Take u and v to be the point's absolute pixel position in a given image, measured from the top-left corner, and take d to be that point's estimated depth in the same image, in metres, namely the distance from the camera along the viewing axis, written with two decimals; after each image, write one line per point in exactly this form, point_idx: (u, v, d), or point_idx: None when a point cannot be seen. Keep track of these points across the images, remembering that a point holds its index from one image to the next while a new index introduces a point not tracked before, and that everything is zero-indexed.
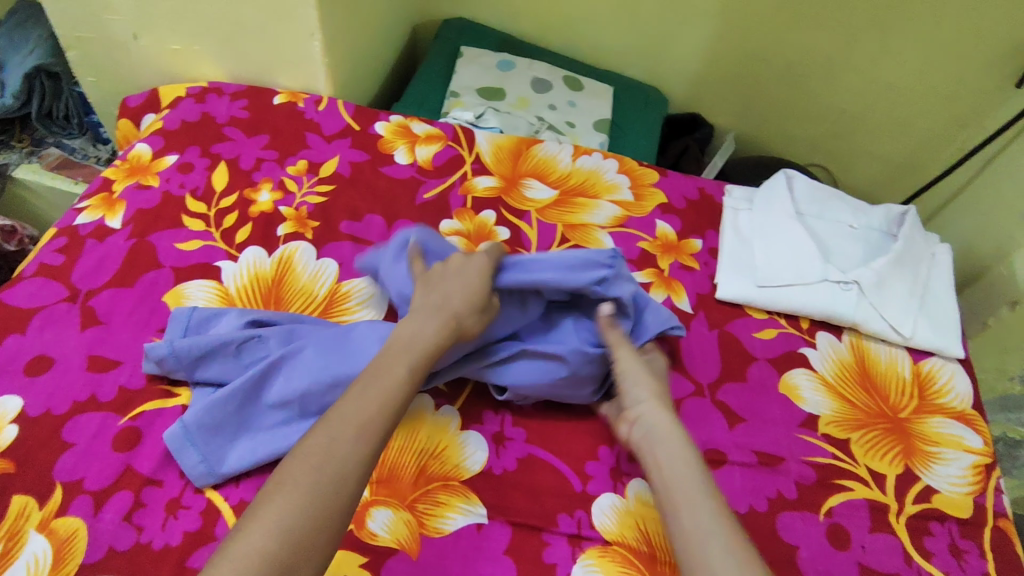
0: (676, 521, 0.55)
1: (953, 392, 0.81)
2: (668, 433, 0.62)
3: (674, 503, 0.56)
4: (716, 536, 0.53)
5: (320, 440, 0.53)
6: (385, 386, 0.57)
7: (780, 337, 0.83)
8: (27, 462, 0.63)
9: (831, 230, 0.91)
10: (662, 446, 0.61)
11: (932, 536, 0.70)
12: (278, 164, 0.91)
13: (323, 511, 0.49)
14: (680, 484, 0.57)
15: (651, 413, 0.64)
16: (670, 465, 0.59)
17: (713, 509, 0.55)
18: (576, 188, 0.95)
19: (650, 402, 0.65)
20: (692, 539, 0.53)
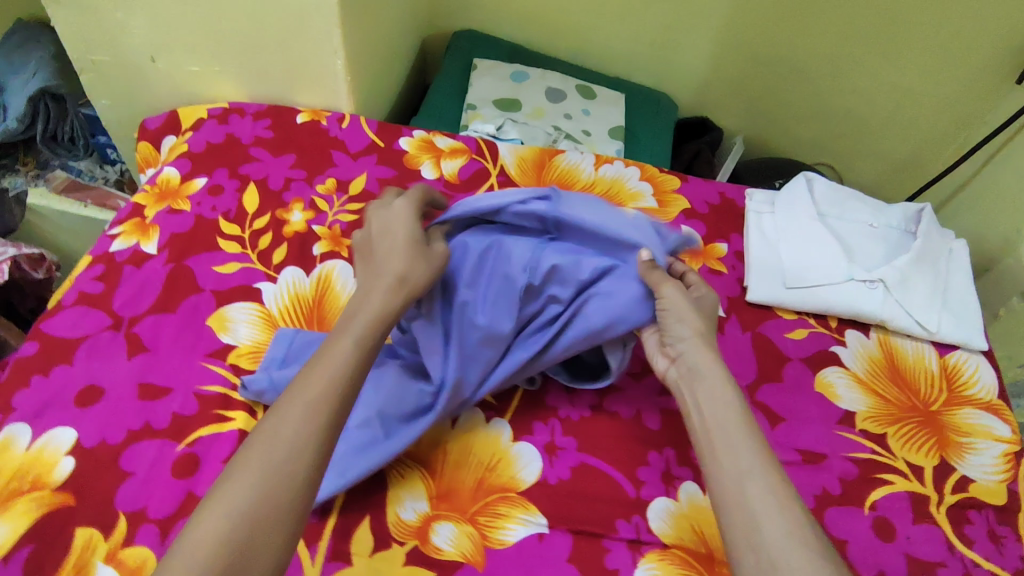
0: (715, 475, 0.53)
1: (979, 384, 0.84)
2: (710, 372, 0.60)
3: (711, 445, 0.55)
4: (759, 481, 0.51)
5: (287, 415, 0.50)
6: (340, 357, 0.55)
7: (811, 336, 0.85)
8: (87, 493, 0.63)
9: (852, 229, 0.93)
10: (707, 388, 0.59)
11: (972, 525, 0.72)
12: (307, 183, 0.91)
13: (284, 484, 0.47)
14: (716, 431, 0.55)
15: (694, 352, 0.62)
16: (711, 407, 0.58)
17: (757, 453, 0.53)
18: (602, 197, 0.96)
19: (692, 343, 0.63)
20: (730, 490, 0.52)
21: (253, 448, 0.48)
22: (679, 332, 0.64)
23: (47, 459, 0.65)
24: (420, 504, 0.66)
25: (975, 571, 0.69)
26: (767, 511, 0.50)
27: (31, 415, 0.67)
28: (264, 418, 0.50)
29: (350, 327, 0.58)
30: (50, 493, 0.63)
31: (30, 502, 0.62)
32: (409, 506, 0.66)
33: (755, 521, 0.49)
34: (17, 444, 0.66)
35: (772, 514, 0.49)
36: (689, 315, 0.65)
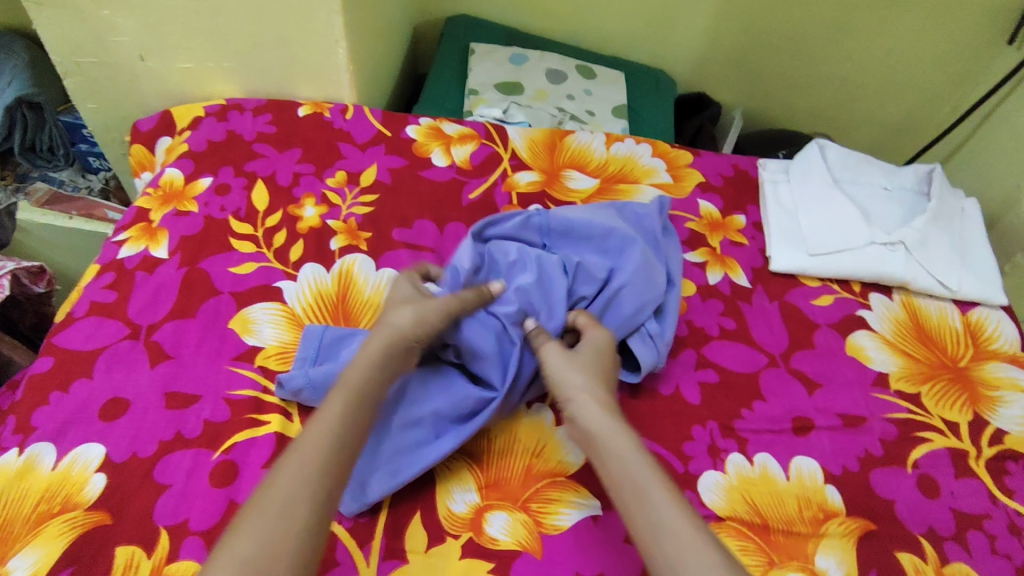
0: (641, 536, 0.48)
1: (1002, 338, 0.85)
2: (606, 425, 0.55)
3: (630, 481, 0.51)
4: (690, 543, 0.46)
5: (288, 467, 0.46)
6: (345, 407, 0.51)
7: (837, 302, 0.86)
8: (123, 510, 0.60)
9: (867, 194, 0.94)
10: (601, 447, 0.53)
11: (1011, 476, 0.73)
12: (317, 177, 0.89)
13: (283, 532, 0.43)
14: (633, 484, 0.50)
15: (582, 408, 0.56)
16: (617, 466, 0.52)
17: (677, 506, 0.48)
18: (616, 175, 0.95)
19: (580, 398, 0.57)
20: (667, 552, 0.47)
21: (246, 515, 0.43)
22: (568, 385, 0.59)
23: (77, 478, 0.62)
24: (471, 496, 0.65)
25: (1019, 520, 0.70)
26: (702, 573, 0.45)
27: (54, 432, 0.64)
28: (266, 476, 0.46)
29: (347, 378, 0.54)
30: (83, 512, 0.60)
31: (63, 524, 0.59)
32: (459, 498, 0.64)
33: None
34: (42, 464, 0.62)
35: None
36: (575, 368, 0.60)
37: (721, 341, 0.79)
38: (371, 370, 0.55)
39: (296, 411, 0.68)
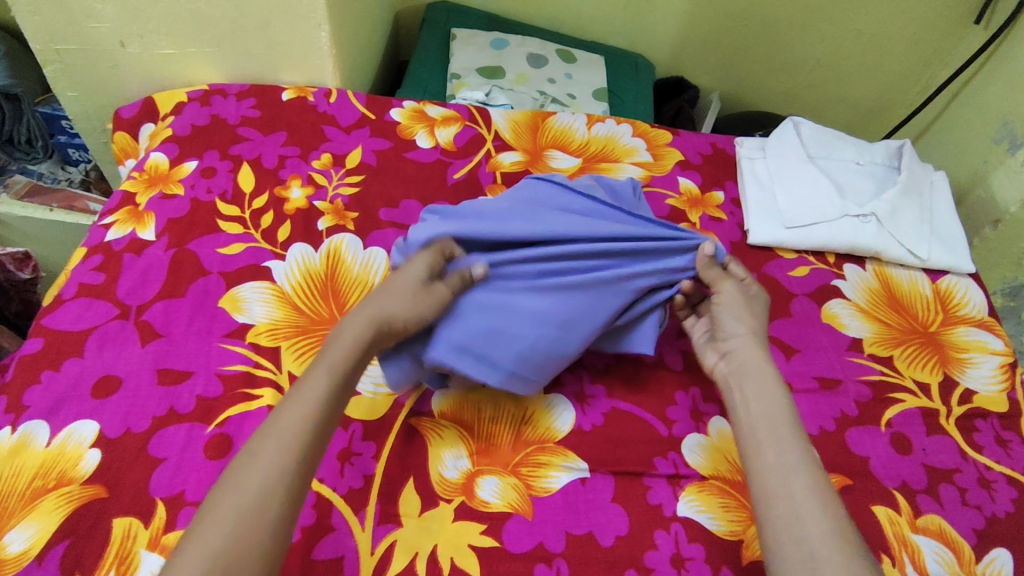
0: (760, 459, 0.58)
1: (971, 304, 0.89)
2: (761, 367, 0.65)
3: (756, 436, 0.60)
4: (799, 474, 0.56)
5: (261, 449, 0.50)
6: (312, 395, 0.54)
7: (813, 273, 0.88)
8: (119, 483, 0.61)
9: (840, 169, 0.97)
10: (753, 383, 0.64)
11: (980, 432, 0.77)
12: (302, 159, 0.90)
13: (246, 524, 0.46)
14: (769, 428, 0.60)
15: (743, 350, 0.67)
16: (761, 403, 0.62)
17: (804, 452, 0.58)
18: (597, 154, 0.97)
19: (745, 341, 0.68)
20: (770, 481, 0.56)
21: (219, 495, 0.48)
22: (733, 326, 0.70)
23: (71, 454, 0.62)
24: (462, 462, 0.66)
25: (987, 473, 0.74)
26: (810, 505, 0.53)
27: (47, 410, 0.65)
28: (242, 453, 0.51)
29: (322, 360, 0.56)
30: (78, 486, 0.60)
31: (59, 499, 0.59)
32: (451, 464, 0.66)
33: (795, 510, 0.53)
34: (37, 441, 0.63)
35: (815, 508, 0.53)
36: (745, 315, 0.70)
37: None
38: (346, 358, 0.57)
39: (287, 384, 0.69)
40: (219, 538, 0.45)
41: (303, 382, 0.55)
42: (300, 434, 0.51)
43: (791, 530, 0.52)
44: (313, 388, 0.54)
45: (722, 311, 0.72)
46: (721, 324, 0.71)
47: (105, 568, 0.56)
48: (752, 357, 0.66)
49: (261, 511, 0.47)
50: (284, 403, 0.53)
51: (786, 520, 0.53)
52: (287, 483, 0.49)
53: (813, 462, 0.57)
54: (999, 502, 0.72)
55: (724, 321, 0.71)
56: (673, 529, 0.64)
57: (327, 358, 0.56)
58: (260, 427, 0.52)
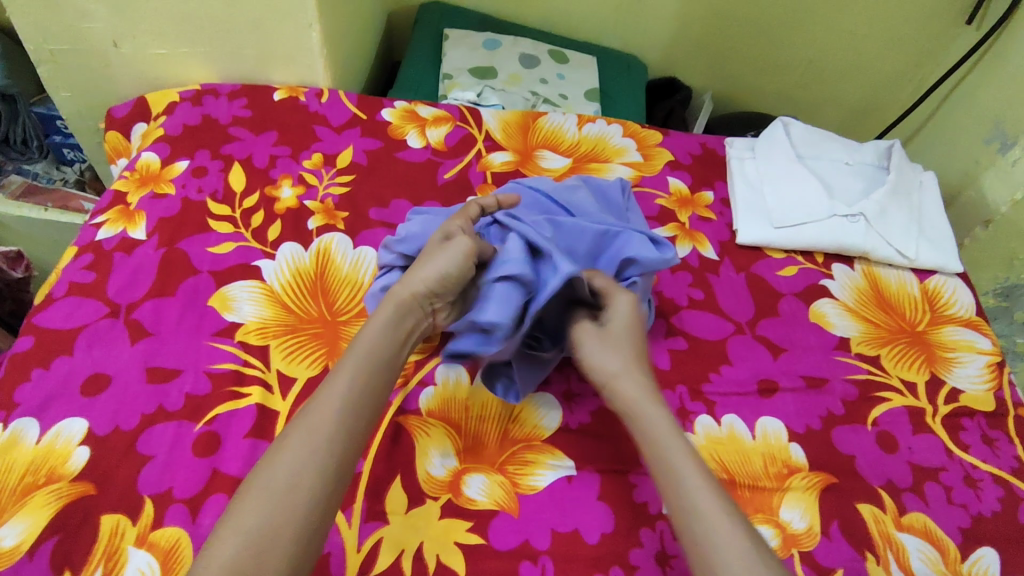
0: (670, 499, 0.54)
1: (958, 303, 0.89)
2: (647, 401, 0.60)
3: (660, 476, 0.55)
4: (704, 516, 0.52)
5: (292, 441, 0.50)
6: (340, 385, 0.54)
7: (801, 272, 0.89)
8: (107, 481, 0.61)
9: (829, 169, 0.97)
10: (643, 425, 0.58)
11: (966, 431, 0.77)
12: (293, 159, 0.90)
13: (285, 508, 0.47)
14: (667, 463, 0.55)
15: (619, 390, 0.61)
16: (651, 445, 0.57)
17: (706, 490, 0.53)
18: (588, 154, 0.98)
19: (618, 380, 0.61)
20: (684, 522, 0.52)
21: (253, 484, 0.48)
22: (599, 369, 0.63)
23: (60, 451, 0.63)
24: (449, 460, 0.67)
25: (973, 472, 0.74)
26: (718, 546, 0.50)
27: (36, 408, 0.65)
28: (275, 445, 0.51)
29: (352, 354, 0.57)
30: (67, 484, 0.61)
31: (48, 496, 0.60)
32: (438, 462, 0.66)
33: (702, 551, 0.51)
34: (26, 439, 0.63)
35: (724, 550, 0.50)
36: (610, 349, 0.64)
37: (689, 310, 0.82)
38: (376, 345, 0.58)
39: (275, 383, 0.70)
40: (254, 525, 0.46)
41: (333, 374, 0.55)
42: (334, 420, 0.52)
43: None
44: (340, 381, 0.54)
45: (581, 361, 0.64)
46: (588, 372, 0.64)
47: (93, 564, 0.57)
48: (639, 394, 0.60)
49: (293, 502, 0.48)
50: (313, 399, 0.53)
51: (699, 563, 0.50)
52: (320, 475, 0.49)
53: (716, 499, 0.53)
54: (984, 501, 0.72)
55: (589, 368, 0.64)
56: (659, 526, 0.65)
57: (356, 353, 0.57)
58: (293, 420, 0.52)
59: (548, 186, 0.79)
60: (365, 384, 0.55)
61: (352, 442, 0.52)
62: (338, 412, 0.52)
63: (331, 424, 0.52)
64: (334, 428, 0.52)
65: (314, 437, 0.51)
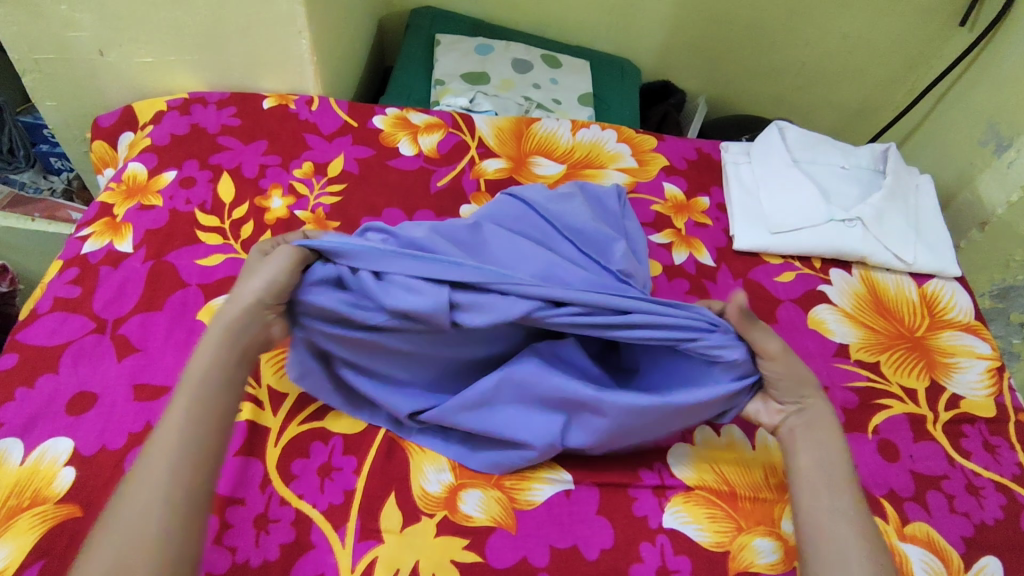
0: (813, 503, 0.58)
1: (957, 307, 0.88)
2: (829, 422, 0.62)
3: (812, 484, 0.59)
4: (852, 527, 0.55)
5: (134, 482, 0.48)
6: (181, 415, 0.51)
7: (799, 278, 0.88)
8: (93, 503, 0.60)
9: (826, 173, 0.96)
10: (816, 437, 0.61)
11: (967, 438, 0.76)
12: (283, 168, 0.89)
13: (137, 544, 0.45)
14: (823, 472, 0.59)
15: (813, 407, 0.63)
16: (815, 454, 0.61)
17: (852, 505, 0.57)
18: (582, 161, 0.97)
19: (812, 397, 0.63)
20: (822, 531, 0.56)
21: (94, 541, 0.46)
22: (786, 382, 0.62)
23: (45, 472, 0.61)
24: (444, 476, 0.65)
25: (976, 479, 0.73)
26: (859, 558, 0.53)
27: (20, 428, 0.63)
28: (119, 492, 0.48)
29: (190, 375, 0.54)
30: (51, 506, 0.59)
31: (32, 519, 0.58)
32: (433, 478, 0.65)
33: (839, 553, 0.54)
34: (10, 460, 0.61)
35: (857, 551, 0.54)
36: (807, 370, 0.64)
37: None
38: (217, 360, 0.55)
39: (266, 398, 0.68)
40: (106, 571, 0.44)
41: (167, 413, 0.52)
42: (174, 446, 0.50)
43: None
44: (183, 410, 0.51)
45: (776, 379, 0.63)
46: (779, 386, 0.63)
47: None
48: (823, 417, 0.63)
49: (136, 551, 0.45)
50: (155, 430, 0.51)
51: (829, 558, 0.54)
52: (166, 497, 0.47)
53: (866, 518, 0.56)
54: (987, 509, 0.71)
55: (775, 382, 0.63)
56: (659, 540, 0.63)
57: (194, 378, 0.53)
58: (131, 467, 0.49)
59: (540, 198, 0.77)
60: (202, 416, 0.52)
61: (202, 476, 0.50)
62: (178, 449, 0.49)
63: (175, 463, 0.49)
64: (177, 454, 0.49)
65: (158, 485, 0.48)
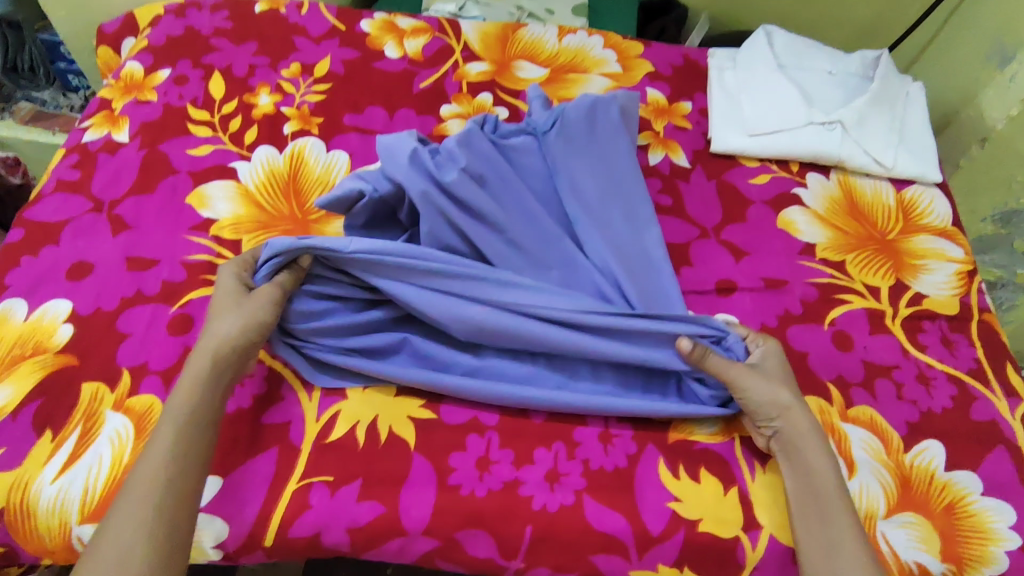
0: (806, 538, 0.57)
1: (934, 213, 0.88)
2: (811, 436, 0.60)
3: (804, 516, 0.58)
4: (847, 555, 0.55)
5: (115, 521, 0.50)
6: (158, 454, 0.53)
7: (773, 181, 0.89)
8: (88, 354, 0.66)
9: (812, 78, 0.95)
10: (800, 458, 0.60)
11: (925, 333, 0.77)
12: (271, 69, 0.92)
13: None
14: (814, 499, 0.58)
15: (789, 424, 0.61)
16: (804, 479, 0.59)
17: (851, 531, 0.56)
18: (566, 65, 0.97)
19: (785, 412, 0.61)
20: (819, 561, 0.55)
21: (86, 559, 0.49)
22: (757, 403, 0.62)
23: (46, 328, 0.68)
24: None
25: (928, 370, 0.74)
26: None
27: (25, 291, 0.70)
28: (99, 527, 0.50)
29: (169, 413, 0.55)
30: (52, 355, 0.66)
31: (35, 365, 0.65)
32: None
33: None
34: (15, 316, 0.68)
35: None
36: (762, 380, 0.62)
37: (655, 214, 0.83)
38: (193, 399, 0.56)
39: None
40: None
41: (151, 442, 0.54)
42: (158, 483, 0.52)
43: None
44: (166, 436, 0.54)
45: (745, 399, 0.63)
46: (750, 406, 0.62)
47: (73, 424, 0.62)
48: (797, 429, 0.61)
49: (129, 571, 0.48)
50: (135, 466, 0.53)
51: None
52: (147, 537, 0.49)
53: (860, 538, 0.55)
54: (936, 398, 0.72)
55: (746, 402, 0.63)
56: None
57: (173, 413, 0.55)
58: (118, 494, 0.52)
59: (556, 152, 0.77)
60: (184, 447, 0.54)
61: (188, 495, 0.53)
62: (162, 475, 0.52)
63: (161, 480, 0.52)
64: (162, 490, 0.51)
65: (143, 509, 0.50)
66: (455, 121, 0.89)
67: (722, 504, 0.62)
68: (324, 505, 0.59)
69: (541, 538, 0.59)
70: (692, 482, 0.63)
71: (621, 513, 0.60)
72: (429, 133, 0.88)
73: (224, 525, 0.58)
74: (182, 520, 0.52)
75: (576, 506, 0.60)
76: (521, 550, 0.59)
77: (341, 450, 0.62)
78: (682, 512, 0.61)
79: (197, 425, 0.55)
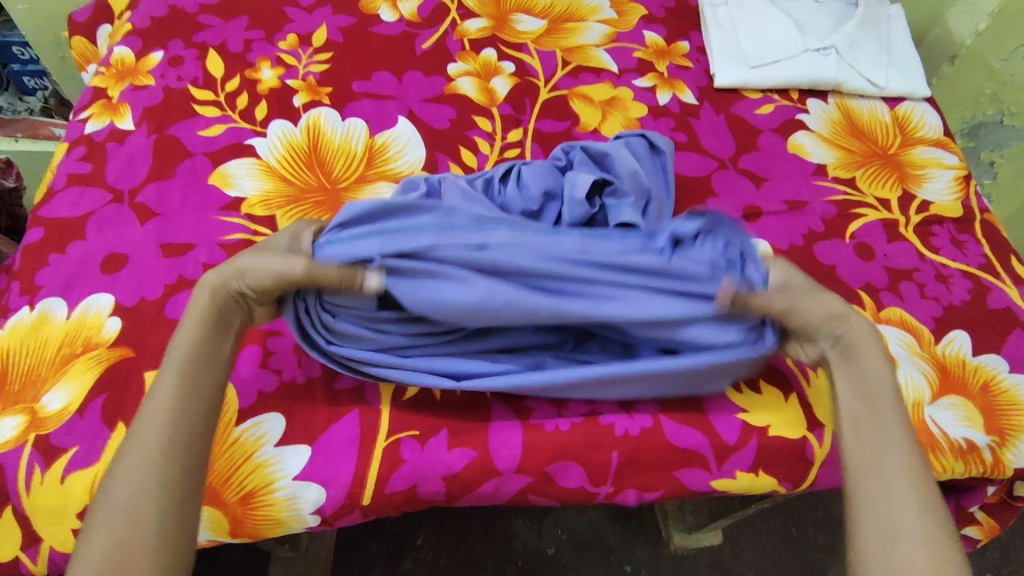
0: (850, 439, 0.53)
1: (926, 126, 0.93)
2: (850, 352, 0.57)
3: (857, 414, 0.54)
4: (897, 457, 0.51)
5: (120, 473, 0.47)
6: (167, 400, 0.50)
7: (777, 109, 0.92)
8: (143, 344, 0.65)
9: (801, 8, 1.00)
10: (856, 362, 0.56)
11: (937, 237, 0.82)
12: (268, 42, 0.89)
13: (129, 538, 0.44)
14: (866, 401, 0.55)
15: (851, 329, 0.57)
16: (857, 381, 0.56)
17: (902, 435, 0.52)
18: (563, 15, 0.98)
19: (846, 320, 0.57)
20: (864, 461, 0.52)
21: (93, 516, 0.46)
22: (814, 321, 0.57)
23: (92, 323, 0.66)
24: None
25: (944, 270, 0.79)
26: (905, 494, 0.49)
27: (61, 288, 0.68)
28: (105, 480, 0.47)
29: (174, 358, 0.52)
30: (104, 349, 0.64)
31: (88, 361, 0.63)
32: None
33: (885, 492, 0.49)
34: (55, 316, 0.66)
35: (909, 497, 0.49)
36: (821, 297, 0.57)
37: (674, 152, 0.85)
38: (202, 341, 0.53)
39: None
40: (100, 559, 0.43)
41: (157, 389, 0.50)
42: (166, 430, 0.48)
43: (884, 533, 0.48)
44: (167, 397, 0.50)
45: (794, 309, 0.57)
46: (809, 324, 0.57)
47: None
48: (863, 334, 0.57)
49: (133, 528, 0.44)
50: (141, 413, 0.50)
51: (875, 503, 0.49)
52: (158, 491, 0.46)
53: (911, 446, 0.52)
54: (955, 293, 0.77)
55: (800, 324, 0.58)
56: None
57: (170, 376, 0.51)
58: (122, 446, 0.48)
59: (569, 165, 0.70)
60: (190, 399, 0.51)
61: (200, 443, 0.50)
62: (161, 447, 0.48)
63: (162, 448, 0.48)
64: (167, 438, 0.48)
65: (148, 456, 0.47)
66: (465, 78, 0.89)
67: (785, 409, 0.65)
68: (417, 458, 0.60)
69: (627, 462, 0.62)
70: (755, 394, 0.66)
71: (697, 429, 0.63)
72: (441, 93, 0.87)
73: (320, 490, 0.59)
74: (198, 478, 0.49)
75: (656, 428, 0.63)
76: (610, 477, 0.62)
77: (421, 405, 0.62)
78: (751, 421, 0.64)
79: (204, 371, 0.52)
